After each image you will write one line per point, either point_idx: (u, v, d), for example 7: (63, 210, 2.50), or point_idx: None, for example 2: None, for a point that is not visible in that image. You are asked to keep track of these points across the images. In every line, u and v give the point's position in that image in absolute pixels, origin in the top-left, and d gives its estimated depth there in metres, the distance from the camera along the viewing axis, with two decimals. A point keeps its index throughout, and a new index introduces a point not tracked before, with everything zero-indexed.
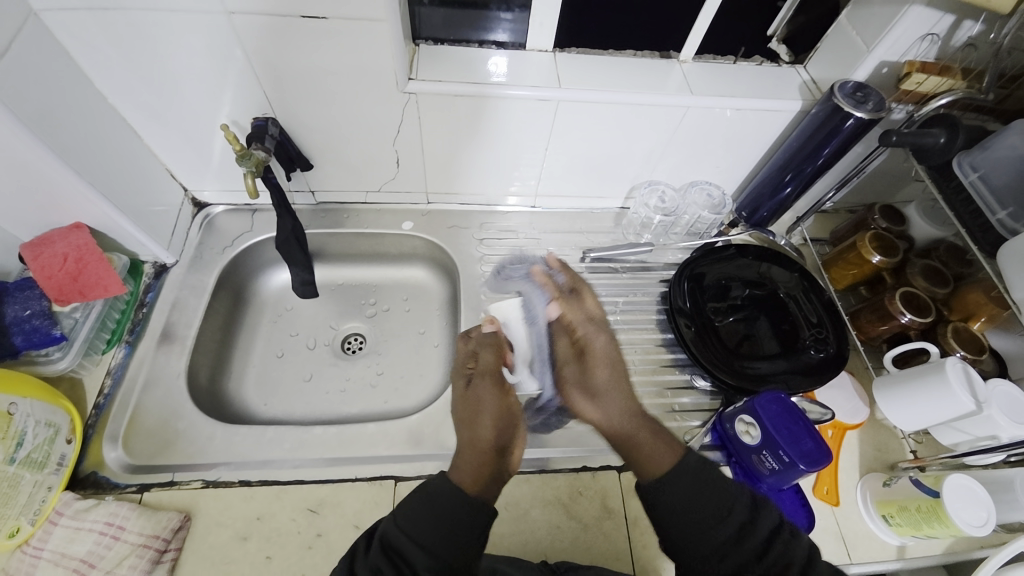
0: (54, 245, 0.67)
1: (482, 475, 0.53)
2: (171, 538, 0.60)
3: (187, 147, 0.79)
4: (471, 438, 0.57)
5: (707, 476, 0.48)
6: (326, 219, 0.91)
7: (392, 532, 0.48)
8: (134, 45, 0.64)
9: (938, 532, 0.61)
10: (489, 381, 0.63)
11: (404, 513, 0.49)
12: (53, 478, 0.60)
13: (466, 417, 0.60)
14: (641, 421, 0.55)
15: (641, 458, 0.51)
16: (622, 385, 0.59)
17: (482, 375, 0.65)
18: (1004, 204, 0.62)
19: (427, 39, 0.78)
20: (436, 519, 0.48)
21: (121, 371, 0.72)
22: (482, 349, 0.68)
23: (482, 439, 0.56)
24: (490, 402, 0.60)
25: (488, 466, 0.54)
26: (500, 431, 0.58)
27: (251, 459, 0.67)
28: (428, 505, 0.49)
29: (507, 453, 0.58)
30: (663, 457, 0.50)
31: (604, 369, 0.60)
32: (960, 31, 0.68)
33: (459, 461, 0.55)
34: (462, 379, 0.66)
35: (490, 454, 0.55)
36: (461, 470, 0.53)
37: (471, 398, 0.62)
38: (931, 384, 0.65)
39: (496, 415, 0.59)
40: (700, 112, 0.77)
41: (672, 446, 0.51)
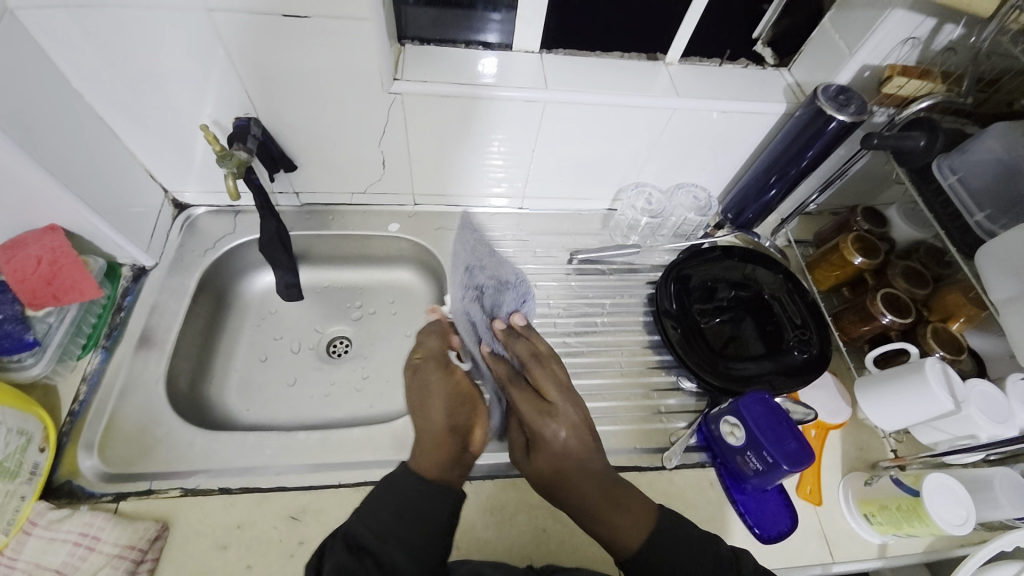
0: (28, 248, 0.65)
1: (443, 462, 0.54)
2: (149, 548, 0.58)
3: (167, 147, 0.77)
4: (426, 426, 0.57)
5: (684, 539, 0.51)
6: (311, 220, 0.89)
7: (359, 528, 0.48)
8: (110, 42, 0.62)
9: (919, 530, 0.62)
10: (433, 365, 0.63)
11: (369, 511, 0.49)
12: (26, 487, 0.58)
13: (416, 404, 0.59)
14: (605, 499, 0.53)
15: (611, 536, 0.52)
16: (579, 456, 0.53)
17: (427, 361, 0.64)
18: (982, 206, 0.63)
19: (413, 38, 0.77)
20: (403, 513, 0.49)
21: (97, 376, 0.70)
22: (425, 337, 0.68)
23: (435, 425, 0.56)
24: (437, 385, 0.61)
25: (447, 449, 0.55)
26: (452, 412, 0.58)
27: (232, 466, 0.66)
28: (395, 500, 0.49)
29: (464, 432, 0.58)
30: (627, 540, 0.51)
31: (565, 440, 0.54)
32: (940, 35, 0.70)
33: (418, 451, 0.55)
34: (409, 367, 0.65)
35: (446, 437, 0.56)
36: (421, 460, 0.54)
37: (418, 385, 0.61)
38: (910, 383, 0.66)
39: (444, 396, 0.59)
40: (687, 114, 0.77)
41: (642, 522, 0.51)
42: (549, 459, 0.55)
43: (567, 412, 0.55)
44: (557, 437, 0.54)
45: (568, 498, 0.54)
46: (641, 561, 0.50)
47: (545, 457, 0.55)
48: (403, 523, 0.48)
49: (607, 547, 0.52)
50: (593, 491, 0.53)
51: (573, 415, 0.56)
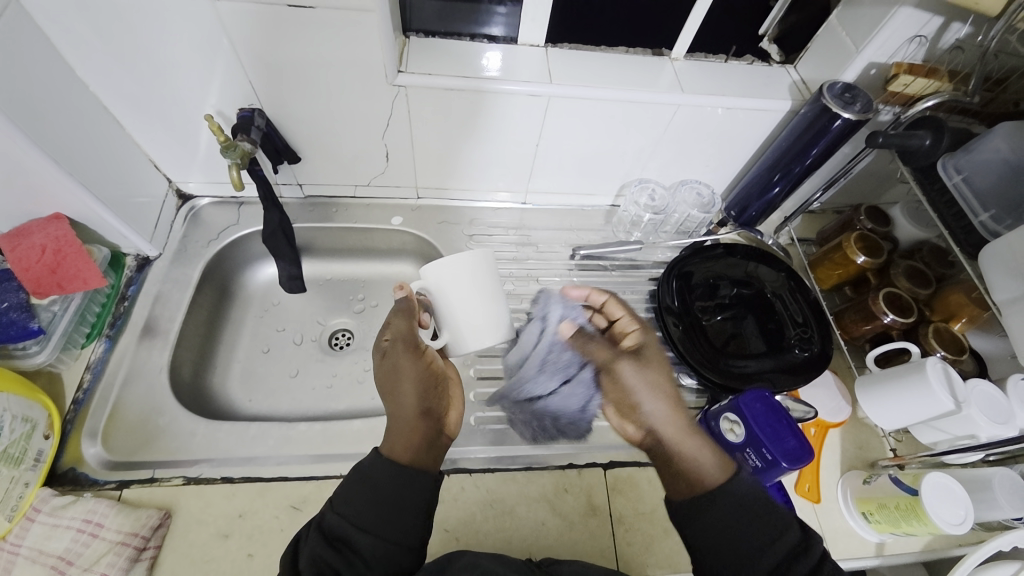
0: (32, 236, 0.65)
1: (415, 449, 0.57)
2: (151, 536, 0.59)
3: (171, 137, 0.77)
4: (396, 411, 0.58)
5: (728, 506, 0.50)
6: (314, 213, 0.89)
7: (337, 521, 0.50)
8: (114, 30, 0.62)
9: (917, 530, 0.62)
10: (404, 349, 0.61)
11: (346, 501, 0.51)
12: (30, 474, 0.59)
13: (387, 389, 0.60)
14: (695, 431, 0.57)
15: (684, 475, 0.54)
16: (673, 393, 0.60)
17: (397, 345, 0.61)
18: (987, 206, 0.63)
19: (417, 31, 0.77)
20: (378, 503, 0.51)
21: (101, 365, 0.71)
22: (394, 317, 0.63)
23: (407, 412, 0.58)
24: (408, 371, 0.60)
25: (419, 437, 0.57)
26: (423, 397, 0.60)
27: (234, 456, 0.66)
28: (371, 489, 0.52)
29: (434, 417, 0.61)
30: (710, 470, 0.54)
31: (664, 377, 0.61)
32: (949, 33, 0.69)
33: (390, 438, 0.57)
34: (378, 348, 0.62)
35: (417, 424, 0.58)
36: (395, 447, 0.56)
37: (387, 369, 0.60)
38: (910, 383, 0.66)
39: (415, 381, 0.60)
40: (692, 110, 0.77)
41: (723, 457, 0.54)
42: (647, 396, 0.60)
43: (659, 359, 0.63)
44: (653, 412, 0.59)
45: (661, 431, 0.58)
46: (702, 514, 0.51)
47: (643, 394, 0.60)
48: (376, 513, 0.51)
49: (685, 486, 0.54)
50: (688, 422, 0.58)
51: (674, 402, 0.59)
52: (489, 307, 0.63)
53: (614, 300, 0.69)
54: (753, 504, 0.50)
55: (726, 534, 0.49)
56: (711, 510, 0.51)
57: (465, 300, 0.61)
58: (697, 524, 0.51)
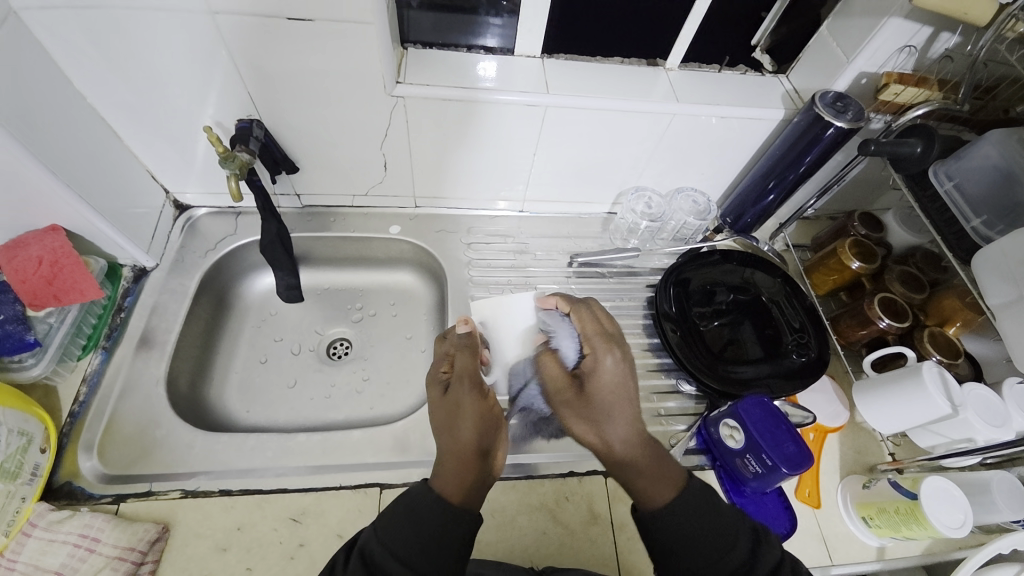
0: (28, 248, 0.65)
1: (466, 485, 0.52)
2: (148, 550, 0.58)
3: (169, 149, 0.77)
4: (452, 443, 0.54)
5: (710, 502, 0.49)
6: (312, 222, 0.90)
7: (375, 545, 0.48)
8: (112, 43, 0.62)
9: (917, 534, 0.62)
10: (467, 384, 0.59)
11: (386, 526, 0.49)
12: (26, 488, 0.58)
13: (445, 422, 0.56)
14: (646, 450, 0.52)
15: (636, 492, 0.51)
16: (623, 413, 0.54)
17: (460, 379, 0.60)
18: (978, 211, 0.64)
19: (415, 42, 0.78)
20: (418, 533, 0.48)
21: (97, 378, 0.70)
22: (458, 352, 0.64)
23: (464, 447, 0.53)
24: (469, 406, 0.56)
25: (472, 475, 0.52)
26: (483, 433, 0.55)
27: (233, 467, 0.66)
28: (412, 517, 0.49)
29: (491, 454, 0.55)
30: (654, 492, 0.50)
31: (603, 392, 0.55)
32: (937, 43, 0.70)
33: (443, 471, 0.53)
34: (436, 381, 0.61)
35: (472, 461, 0.53)
36: (444, 481, 0.52)
37: (451, 404, 0.57)
38: (907, 387, 0.67)
39: (478, 415, 0.55)
40: (687, 119, 0.78)
41: (673, 469, 0.51)
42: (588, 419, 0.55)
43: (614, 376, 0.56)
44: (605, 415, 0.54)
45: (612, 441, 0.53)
46: (676, 510, 0.48)
47: (588, 421, 0.55)
48: (414, 544, 0.47)
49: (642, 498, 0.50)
50: (640, 439, 0.53)
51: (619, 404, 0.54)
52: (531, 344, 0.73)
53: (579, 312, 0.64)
54: (710, 503, 0.49)
55: (693, 533, 0.47)
56: (692, 505, 0.48)
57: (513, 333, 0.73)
58: (665, 519, 0.48)
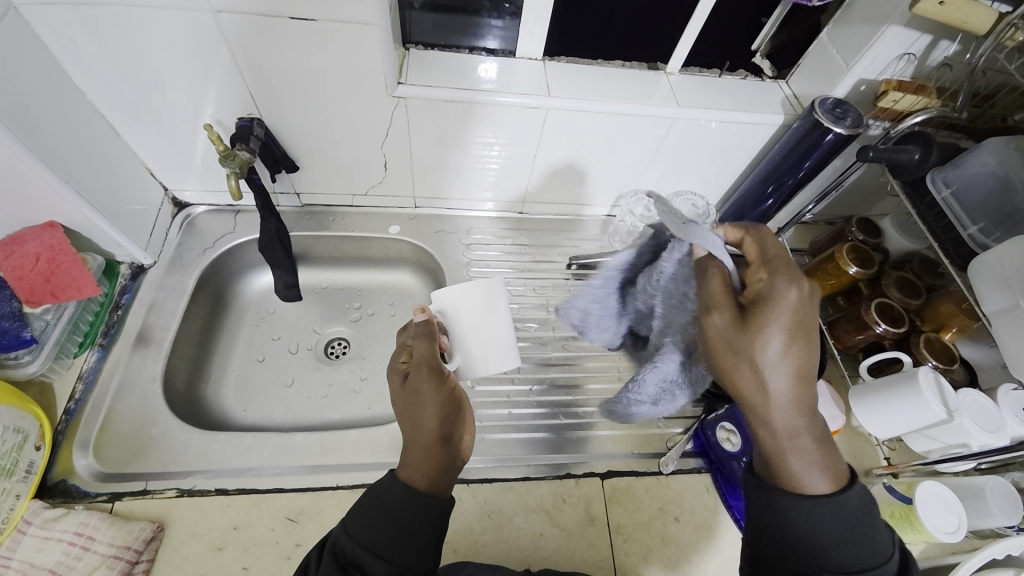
0: (26, 244, 0.65)
1: (431, 473, 0.51)
2: (143, 549, 0.58)
3: (169, 146, 0.77)
4: (415, 431, 0.53)
5: (862, 524, 0.42)
6: (311, 221, 0.89)
7: (348, 544, 0.47)
8: (113, 41, 0.62)
9: (911, 537, 0.63)
10: (427, 371, 0.55)
11: (357, 522, 0.48)
12: (21, 486, 0.58)
13: (407, 413, 0.54)
14: (815, 425, 0.44)
15: (790, 472, 0.44)
16: (806, 374, 0.44)
17: (419, 366, 0.56)
18: (975, 219, 0.64)
19: (417, 43, 0.78)
20: (389, 527, 0.48)
21: (93, 375, 0.70)
22: (415, 341, 0.59)
23: (427, 435, 0.52)
24: (428, 394, 0.54)
25: (437, 462, 0.51)
26: (446, 421, 0.53)
27: (229, 467, 0.66)
28: (382, 510, 0.49)
29: (456, 439, 0.54)
30: (825, 477, 0.44)
31: (789, 345, 0.44)
32: (937, 51, 0.71)
33: (407, 460, 0.52)
34: (394, 372, 0.58)
35: (437, 449, 0.52)
36: (410, 469, 0.52)
37: (410, 391, 0.55)
38: (902, 392, 0.67)
39: (439, 403, 0.53)
40: (687, 123, 0.78)
41: (836, 467, 0.44)
42: (764, 369, 0.44)
43: (808, 322, 0.45)
44: (771, 363, 0.43)
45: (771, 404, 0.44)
46: (830, 505, 0.43)
47: (755, 366, 0.44)
48: (390, 538, 0.47)
49: (790, 479, 0.44)
50: (809, 408, 0.44)
51: (790, 359, 0.44)
52: (503, 333, 0.63)
53: (755, 234, 0.52)
54: (849, 525, 0.42)
55: (805, 537, 0.43)
56: (854, 511, 0.43)
57: (479, 324, 0.62)
58: (813, 509, 0.43)
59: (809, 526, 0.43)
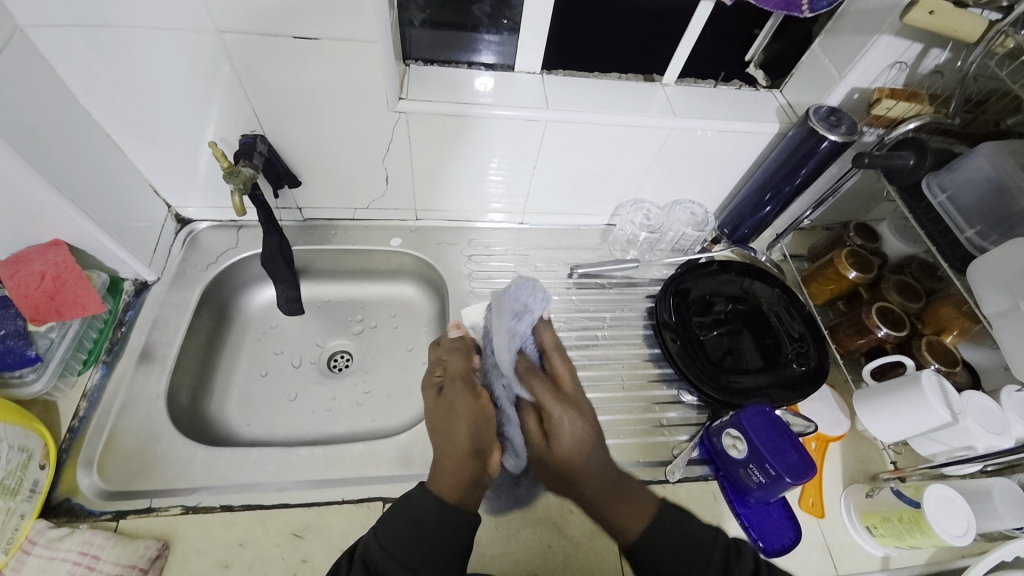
0: (32, 263, 0.66)
1: (459, 481, 0.52)
2: (148, 567, 0.57)
3: (173, 164, 0.78)
4: (447, 445, 0.54)
5: (679, 523, 0.51)
6: (313, 236, 0.90)
7: (377, 555, 0.47)
8: (119, 62, 0.63)
9: (921, 542, 0.62)
10: (461, 385, 0.59)
11: (385, 532, 0.49)
12: (26, 505, 0.57)
13: (440, 425, 0.56)
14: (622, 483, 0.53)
15: (612, 516, 0.52)
16: (594, 451, 0.54)
17: (453, 380, 0.60)
18: (972, 222, 0.65)
19: (417, 59, 0.80)
20: (419, 537, 0.48)
21: (97, 393, 0.70)
22: (451, 354, 0.64)
23: (459, 449, 0.53)
24: (464, 409, 0.56)
25: (468, 475, 0.52)
26: (477, 435, 0.55)
27: (234, 482, 0.65)
28: (412, 522, 0.49)
29: (489, 455, 0.55)
30: (637, 517, 0.51)
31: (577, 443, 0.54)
32: (927, 59, 0.72)
33: (437, 472, 0.53)
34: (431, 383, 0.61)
35: (469, 463, 0.53)
36: (440, 478, 0.52)
37: (445, 405, 0.57)
38: (907, 395, 0.67)
39: (474, 417, 0.56)
40: (683, 133, 0.79)
41: (644, 498, 0.53)
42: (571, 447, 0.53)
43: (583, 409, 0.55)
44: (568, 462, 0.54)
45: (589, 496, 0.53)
46: (652, 534, 0.50)
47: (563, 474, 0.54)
48: (419, 548, 0.48)
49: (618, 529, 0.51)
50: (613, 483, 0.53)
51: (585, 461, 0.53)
52: None
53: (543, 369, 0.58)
54: (676, 535, 0.50)
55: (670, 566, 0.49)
56: (669, 532, 0.50)
57: None
58: (650, 547, 0.50)
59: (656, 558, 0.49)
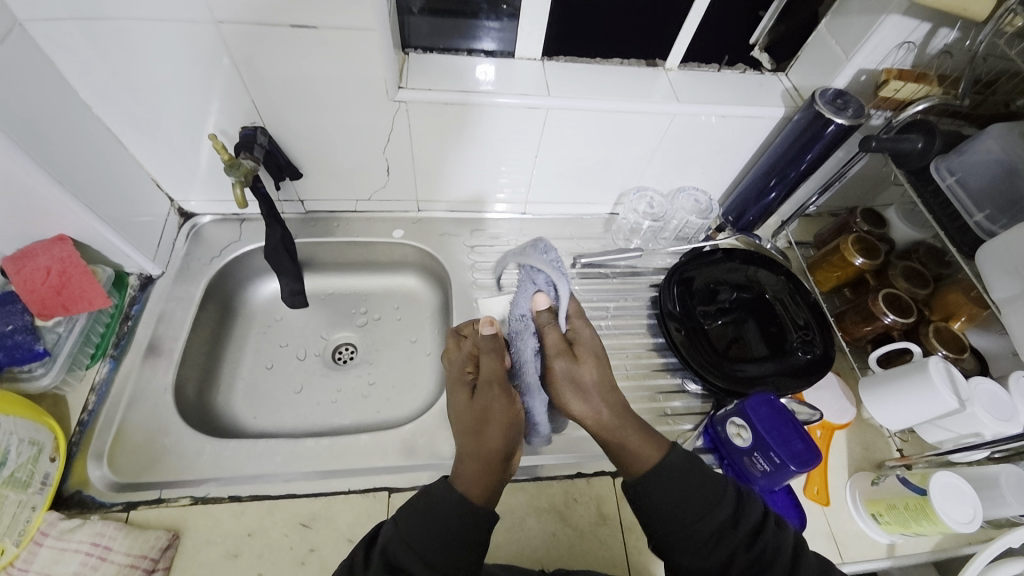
0: (38, 258, 0.66)
1: (486, 486, 0.53)
2: (160, 557, 0.58)
3: (174, 158, 0.78)
4: (478, 444, 0.55)
5: (690, 470, 0.53)
6: (315, 228, 0.90)
7: (395, 544, 0.48)
8: (115, 54, 0.63)
9: (927, 529, 0.62)
10: (496, 389, 0.58)
11: (402, 524, 0.49)
12: (37, 497, 0.58)
13: (470, 426, 0.57)
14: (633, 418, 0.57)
15: (623, 454, 0.55)
16: (609, 388, 0.59)
17: (488, 382, 0.59)
18: (981, 206, 0.64)
19: (416, 47, 0.79)
20: (433, 530, 0.49)
21: (105, 386, 0.71)
22: (484, 354, 0.61)
23: (489, 450, 0.54)
24: (498, 413, 0.57)
25: (493, 477, 0.53)
26: (508, 441, 0.56)
27: (241, 474, 0.66)
28: (427, 514, 0.50)
29: (513, 457, 0.57)
30: (650, 454, 0.54)
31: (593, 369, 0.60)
32: (936, 39, 0.71)
33: (462, 472, 0.53)
34: (462, 381, 0.62)
35: (497, 464, 0.54)
36: (466, 481, 0.53)
37: (479, 409, 0.57)
38: (914, 382, 0.67)
39: (507, 422, 0.56)
40: (687, 119, 0.78)
41: (658, 440, 0.56)
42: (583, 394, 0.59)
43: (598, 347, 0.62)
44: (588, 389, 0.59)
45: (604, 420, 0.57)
46: (660, 475, 0.52)
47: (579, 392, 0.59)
48: (433, 540, 0.48)
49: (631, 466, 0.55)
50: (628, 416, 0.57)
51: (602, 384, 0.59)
52: None
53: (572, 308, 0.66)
54: (685, 479, 0.52)
55: (678, 507, 0.51)
56: (674, 474, 0.52)
57: None
58: (656, 487, 0.52)
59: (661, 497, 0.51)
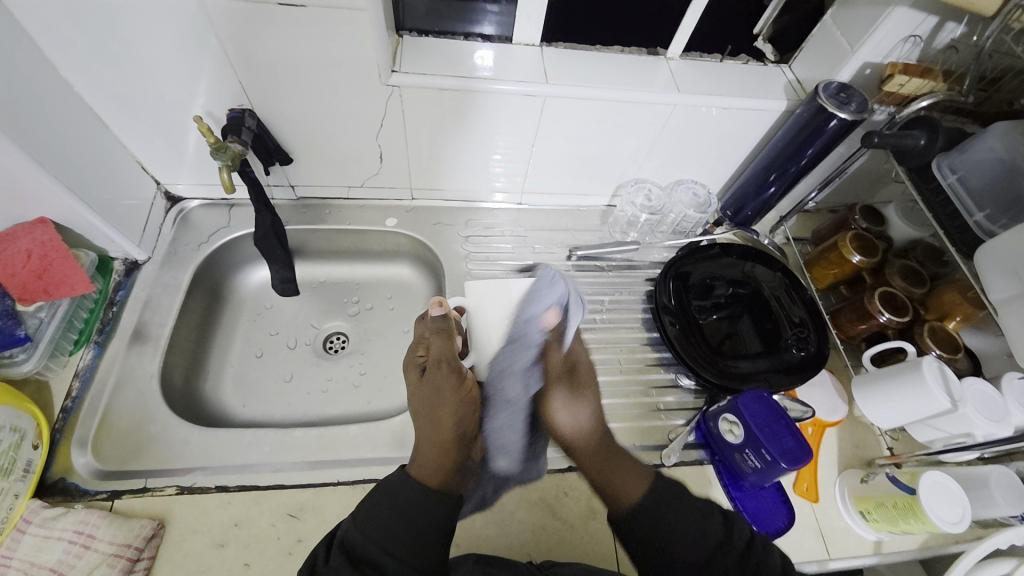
0: (18, 241, 0.64)
1: (446, 472, 0.55)
2: (144, 546, 0.58)
3: (160, 139, 0.76)
4: (430, 433, 0.57)
5: (675, 494, 0.55)
6: (306, 215, 0.88)
7: (357, 540, 0.48)
8: (97, 31, 0.60)
9: (914, 528, 0.63)
10: (444, 368, 0.61)
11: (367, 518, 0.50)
12: (20, 485, 0.58)
13: (425, 409, 0.59)
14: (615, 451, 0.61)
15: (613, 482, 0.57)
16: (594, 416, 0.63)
17: (436, 363, 0.61)
18: (982, 205, 0.63)
19: (411, 30, 0.76)
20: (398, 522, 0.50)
21: (90, 373, 0.69)
22: (432, 336, 0.64)
23: (442, 433, 0.57)
24: (447, 392, 0.59)
25: (449, 460, 0.55)
26: (461, 421, 0.58)
27: (229, 463, 0.65)
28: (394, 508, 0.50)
29: (470, 440, 0.59)
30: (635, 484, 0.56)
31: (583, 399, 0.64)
32: (943, 33, 0.69)
33: (419, 458, 0.55)
34: (415, 364, 0.64)
35: (451, 446, 0.56)
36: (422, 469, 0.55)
37: (431, 389, 0.60)
38: (908, 382, 0.67)
39: (457, 402, 0.59)
40: (687, 110, 0.77)
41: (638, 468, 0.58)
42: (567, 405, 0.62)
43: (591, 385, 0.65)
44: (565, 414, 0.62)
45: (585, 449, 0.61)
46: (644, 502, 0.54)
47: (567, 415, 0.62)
48: (399, 532, 0.49)
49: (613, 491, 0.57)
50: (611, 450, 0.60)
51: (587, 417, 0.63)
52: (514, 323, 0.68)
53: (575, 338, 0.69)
54: (672, 502, 0.54)
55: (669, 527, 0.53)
56: (663, 498, 0.55)
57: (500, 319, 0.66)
58: (647, 511, 0.54)
59: (656, 519, 0.53)
